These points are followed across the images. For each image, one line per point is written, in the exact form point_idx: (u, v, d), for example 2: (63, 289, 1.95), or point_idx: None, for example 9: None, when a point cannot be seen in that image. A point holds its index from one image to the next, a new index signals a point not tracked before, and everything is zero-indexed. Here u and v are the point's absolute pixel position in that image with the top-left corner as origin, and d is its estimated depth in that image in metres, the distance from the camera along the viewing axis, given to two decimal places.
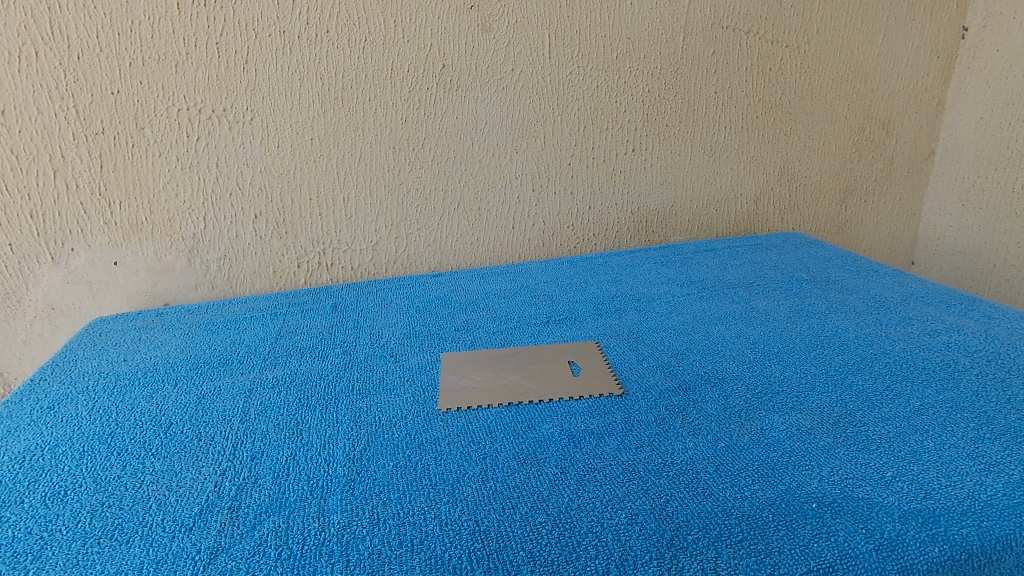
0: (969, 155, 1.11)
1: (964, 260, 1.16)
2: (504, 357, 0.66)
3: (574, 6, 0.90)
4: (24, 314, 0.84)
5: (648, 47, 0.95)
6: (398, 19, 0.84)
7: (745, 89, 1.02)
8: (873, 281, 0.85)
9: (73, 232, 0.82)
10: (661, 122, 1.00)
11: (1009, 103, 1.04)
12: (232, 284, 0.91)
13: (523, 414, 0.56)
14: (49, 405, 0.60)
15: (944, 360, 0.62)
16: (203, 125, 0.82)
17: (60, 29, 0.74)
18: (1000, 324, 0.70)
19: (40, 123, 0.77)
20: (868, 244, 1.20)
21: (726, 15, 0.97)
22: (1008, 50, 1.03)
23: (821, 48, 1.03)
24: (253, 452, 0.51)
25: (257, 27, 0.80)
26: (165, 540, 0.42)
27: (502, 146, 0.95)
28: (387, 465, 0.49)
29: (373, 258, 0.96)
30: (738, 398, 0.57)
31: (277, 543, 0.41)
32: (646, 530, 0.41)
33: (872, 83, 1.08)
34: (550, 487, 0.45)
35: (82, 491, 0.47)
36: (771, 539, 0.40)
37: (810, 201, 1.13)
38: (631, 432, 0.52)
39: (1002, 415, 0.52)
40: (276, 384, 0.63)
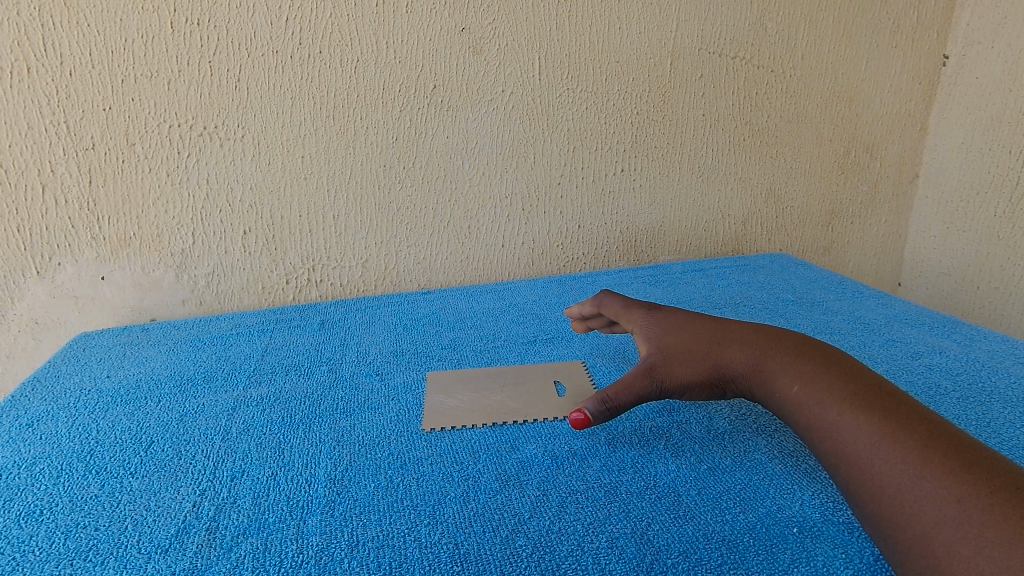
0: (952, 179, 1.13)
1: (950, 282, 1.17)
2: (490, 377, 0.66)
3: (564, 30, 0.91)
4: (8, 329, 0.84)
5: (637, 70, 0.97)
6: (390, 41, 0.85)
7: (732, 112, 1.04)
8: (858, 303, 0.86)
9: (60, 247, 0.82)
10: (650, 143, 1.01)
11: (990, 129, 1.07)
12: (220, 300, 0.91)
13: (507, 434, 0.56)
14: (28, 422, 0.60)
15: (926, 383, 0.63)
16: (194, 142, 0.83)
17: (53, 46, 0.75)
18: (981, 347, 0.71)
19: (31, 138, 0.77)
20: (854, 266, 1.22)
21: (713, 41, 0.99)
22: (988, 78, 1.06)
23: (805, 73, 1.05)
24: (233, 471, 0.51)
25: (250, 47, 0.81)
26: (139, 561, 0.41)
27: (492, 166, 0.95)
28: (369, 486, 0.48)
29: (363, 275, 0.96)
30: (721, 419, 0.57)
31: (253, 566, 0.40)
32: (627, 554, 0.41)
33: (856, 108, 1.10)
34: (532, 509, 0.45)
35: (58, 510, 0.47)
36: (751, 564, 0.40)
37: (797, 222, 1.15)
38: (615, 454, 0.52)
39: (982, 438, 0.53)
40: (260, 402, 0.62)
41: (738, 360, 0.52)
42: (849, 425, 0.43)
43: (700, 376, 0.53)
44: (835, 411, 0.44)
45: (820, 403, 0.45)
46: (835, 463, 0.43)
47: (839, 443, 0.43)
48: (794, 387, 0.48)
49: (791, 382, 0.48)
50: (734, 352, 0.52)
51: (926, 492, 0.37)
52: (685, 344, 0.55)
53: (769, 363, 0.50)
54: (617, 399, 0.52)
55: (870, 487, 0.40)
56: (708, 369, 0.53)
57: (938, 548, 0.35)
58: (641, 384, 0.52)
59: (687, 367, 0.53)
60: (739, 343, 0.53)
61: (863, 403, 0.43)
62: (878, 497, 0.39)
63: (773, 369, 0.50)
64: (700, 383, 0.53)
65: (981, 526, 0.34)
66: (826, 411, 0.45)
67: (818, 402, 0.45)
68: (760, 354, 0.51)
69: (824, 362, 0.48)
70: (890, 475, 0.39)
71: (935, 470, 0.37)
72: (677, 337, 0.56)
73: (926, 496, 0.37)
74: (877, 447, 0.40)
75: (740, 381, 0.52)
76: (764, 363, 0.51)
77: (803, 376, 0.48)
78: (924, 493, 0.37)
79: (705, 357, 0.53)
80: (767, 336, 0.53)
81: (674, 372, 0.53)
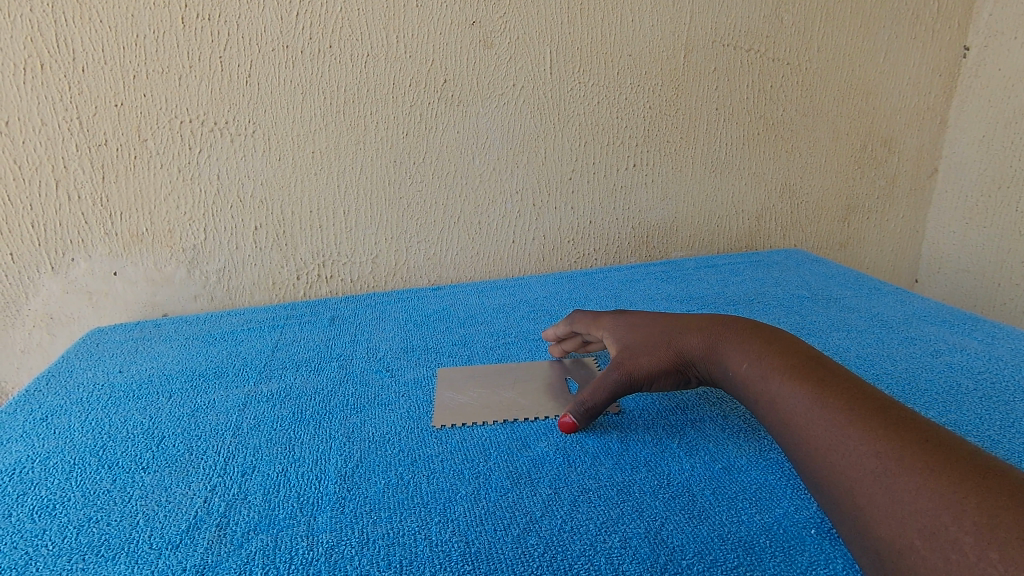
0: (972, 173, 1.11)
1: (969, 279, 1.15)
2: (500, 374, 0.66)
3: (576, 23, 0.90)
4: (23, 323, 0.84)
5: (650, 64, 0.95)
6: (401, 35, 0.85)
7: (747, 106, 1.02)
8: (875, 299, 0.84)
9: (74, 242, 0.83)
10: (663, 138, 1.00)
11: (1012, 122, 1.04)
12: (231, 295, 0.91)
13: (518, 431, 0.55)
14: (42, 417, 0.60)
15: (947, 381, 0.61)
16: (205, 138, 0.83)
17: (66, 42, 0.75)
18: (1003, 345, 0.70)
19: (44, 134, 0.77)
20: (870, 262, 1.20)
21: (727, 33, 0.97)
22: (1010, 70, 1.03)
23: (822, 66, 1.03)
24: (244, 467, 0.51)
25: (261, 42, 0.80)
26: (151, 557, 0.41)
27: (503, 161, 0.95)
28: (379, 483, 0.48)
29: (373, 271, 0.96)
30: (736, 418, 0.56)
31: (264, 563, 0.40)
32: (640, 555, 0.40)
33: (874, 101, 1.08)
34: (543, 508, 0.45)
35: (70, 505, 0.47)
36: (768, 566, 0.39)
37: (812, 218, 1.13)
38: (627, 452, 0.51)
39: (1005, 439, 0.51)
40: (270, 397, 0.62)
41: (697, 346, 0.53)
42: (797, 402, 0.43)
43: (665, 364, 0.54)
44: (784, 388, 0.45)
45: (770, 381, 0.46)
46: (788, 440, 0.43)
47: (790, 421, 0.43)
48: (744, 365, 0.49)
49: (744, 362, 0.49)
50: (691, 337, 0.53)
51: (871, 464, 0.37)
52: (646, 334, 0.56)
53: (724, 345, 0.51)
54: (593, 397, 0.53)
55: (820, 463, 0.40)
56: (670, 357, 0.54)
57: (890, 519, 0.35)
58: (612, 378, 0.53)
59: (651, 357, 0.54)
60: (696, 328, 0.54)
61: (809, 379, 0.44)
62: (831, 471, 0.39)
63: (727, 350, 0.51)
64: (665, 370, 0.54)
65: (928, 491, 0.34)
66: (777, 390, 0.45)
67: (768, 380, 0.46)
68: (716, 336, 0.52)
69: (774, 342, 0.49)
70: (835, 448, 0.39)
71: (880, 440, 0.38)
72: (639, 330, 0.57)
73: (873, 469, 0.37)
74: (825, 421, 0.41)
75: (700, 365, 0.53)
76: (718, 346, 0.51)
77: (755, 355, 0.48)
78: (871, 466, 0.37)
79: (665, 344, 0.54)
80: (723, 324, 0.53)
81: (640, 362, 0.54)
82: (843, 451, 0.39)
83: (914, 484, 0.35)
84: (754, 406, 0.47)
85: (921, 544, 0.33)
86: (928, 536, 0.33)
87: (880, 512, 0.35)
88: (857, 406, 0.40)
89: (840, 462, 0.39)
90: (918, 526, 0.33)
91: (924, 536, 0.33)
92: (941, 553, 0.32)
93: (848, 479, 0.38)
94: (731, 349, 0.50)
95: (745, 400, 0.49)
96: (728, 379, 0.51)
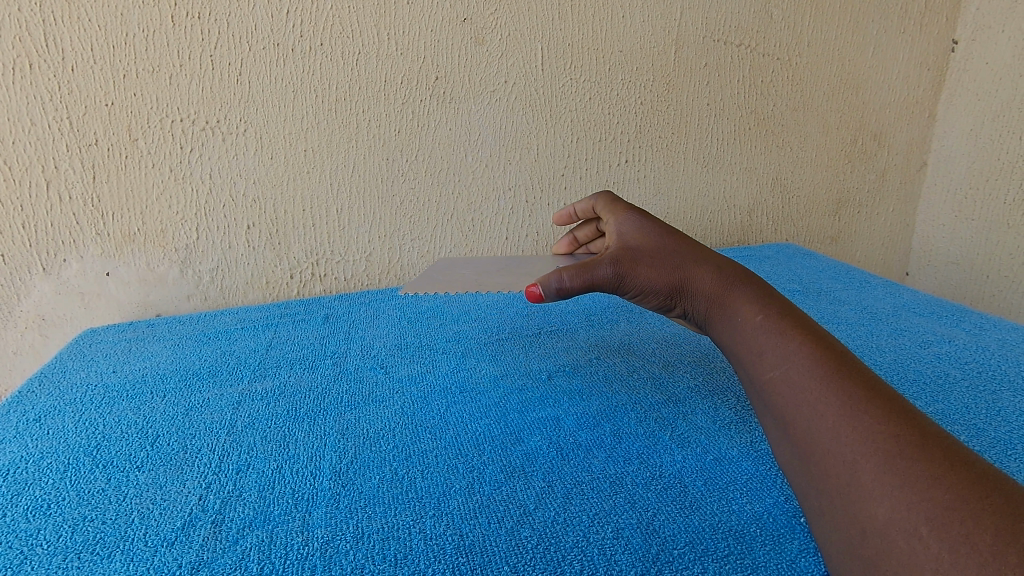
0: (961, 167, 1.12)
1: (958, 271, 1.17)
2: (492, 276, 0.64)
3: (567, 19, 0.91)
4: (15, 325, 0.84)
5: (641, 59, 0.96)
6: (392, 32, 0.85)
7: (738, 101, 1.03)
8: (865, 292, 0.85)
9: (66, 243, 0.82)
10: (655, 134, 1.01)
11: (1000, 115, 1.06)
12: (224, 294, 0.91)
13: (512, 426, 0.55)
14: (35, 417, 0.60)
15: (936, 372, 0.62)
16: (196, 137, 0.83)
17: (55, 42, 0.74)
18: (991, 335, 0.70)
19: (34, 134, 0.77)
20: (861, 255, 1.21)
21: (718, 28, 0.97)
22: (998, 63, 1.05)
23: (812, 61, 1.04)
24: (239, 465, 0.51)
25: (251, 40, 0.80)
26: (146, 554, 0.41)
27: (496, 158, 0.95)
28: (373, 478, 0.48)
29: (366, 270, 0.96)
30: (727, 410, 0.57)
31: (259, 558, 0.40)
32: (632, 545, 0.40)
33: (863, 95, 1.09)
34: (537, 500, 0.45)
35: (65, 504, 0.47)
36: (758, 554, 0.40)
37: (804, 212, 1.14)
38: (620, 445, 0.52)
39: (992, 427, 0.52)
40: (264, 396, 0.62)
41: (705, 283, 0.49)
42: (809, 366, 0.40)
43: (660, 284, 0.50)
44: (798, 349, 0.41)
45: (782, 341, 0.42)
46: (781, 398, 0.41)
47: (794, 379, 0.40)
48: (759, 318, 0.45)
49: (758, 314, 0.45)
50: (706, 274, 0.49)
51: (886, 444, 0.35)
52: (658, 247, 0.52)
53: (737, 293, 0.47)
54: (575, 283, 0.50)
55: (821, 430, 0.37)
56: (669, 282, 0.50)
57: (894, 501, 0.33)
58: (603, 274, 0.50)
59: (650, 272, 0.50)
60: (715, 266, 0.49)
61: (824, 348, 0.41)
62: (832, 442, 0.37)
63: (738, 300, 0.47)
64: (656, 290, 0.50)
65: (945, 485, 0.32)
66: (789, 349, 0.42)
67: (781, 338, 0.43)
68: (734, 281, 0.48)
69: (793, 308, 0.45)
70: (846, 421, 0.37)
71: (897, 424, 0.35)
72: (652, 239, 0.53)
73: (887, 449, 0.34)
74: (838, 391, 0.38)
75: (697, 302, 0.49)
76: (731, 293, 0.48)
77: (774, 313, 0.45)
78: (885, 445, 0.35)
79: (673, 267, 0.50)
80: (744, 274, 0.49)
81: (638, 271, 0.51)
82: (853, 424, 0.36)
83: (929, 474, 0.32)
84: (749, 357, 0.44)
85: (926, 533, 0.31)
86: (936, 526, 0.31)
87: (883, 493, 0.33)
88: (874, 387, 0.38)
89: (847, 433, 0.36)
90: (927, 514, 0.31)
91: (932, 524, 0.31)
92: (949, 544, 0.30)
93: (853, 452, 0.35)
94: (743, 299, 0.47)
95: (738, 348, 0.46)
96: (724, 325, 0.47)
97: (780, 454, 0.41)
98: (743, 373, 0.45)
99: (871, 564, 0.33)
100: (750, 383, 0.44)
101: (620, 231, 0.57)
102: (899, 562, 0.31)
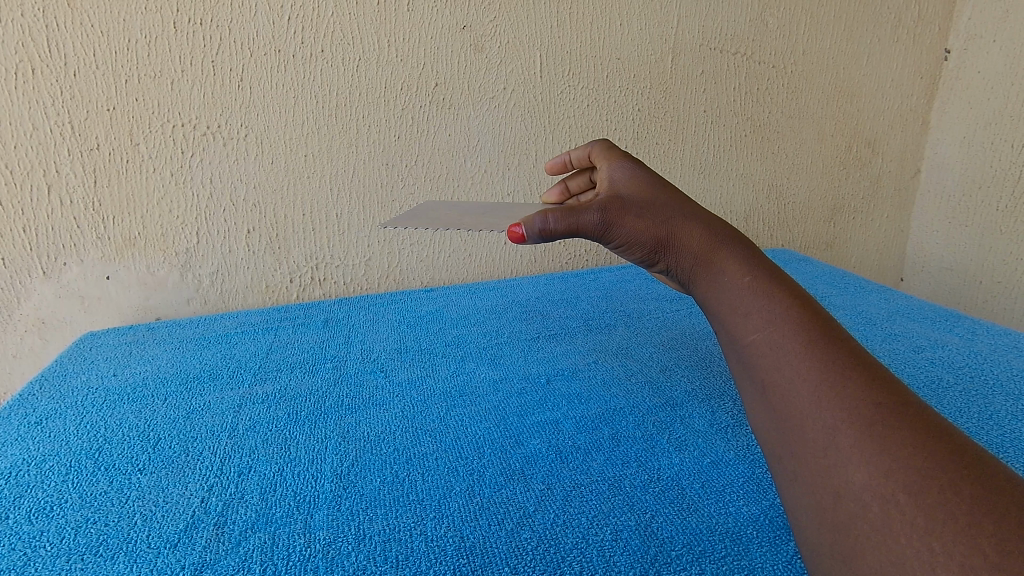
0: (954, 174, 1.13)
1: (952, 277, 1.18)
2: (476, 219, 0.64)
3: (565, 27, 0.92)
4: (15, 328, 0.84)
5: (638, 67, 0.97)
6: (392, 39, 0.85)
7: (734, 108, 1.04)
8: (860, 297, 0.86)
9: (66, 247, 0.83)
10: (653, 140, 1.02)
11: (992, 123, 1.07)
12: (224, 298, 0.92)
13: (512, 429, 0.56)
14: (36, 420, 0.60)
15: (929, 376, 0.63)
16: (198, 142, 0.83)
17: (58, 47, 0.75)
18: (983, 341, 0.71)
19: (36, 138, 0.77)
20: (856, 261, 1.22)
21: (714, 36, 0.99)
22: (990, 72, 1.06)
23: (807, 69, 1.05)
24: (241, 467, 0.51)
25: (253, 47, 0.81)
26: (149, 556, 0.41)
27: (494, 163, 0.96)
28: (375, 481, 0.49)
29: (366, 274, 0.96)
30: (724, 413, 0.57)
31: (261, 560, 0.41)
32: (631, 546, 0.41)
33: (858, 102, 1.10)
34: (536, 503, 0.45)
35: (68, 506, 0.47)
36: (755, 556, 0.40)
37: (799, 218, 1.15)
38: (618, 448, 0.52)
39: (985, 431, 0.53)
40: (265, 399, 0.63)
41: (694, 238, 0.46)
42: (794, 330, 0.38)
43: (645, 237, 0.48)
44: (784, 311, 0.39)
45: (767, 302, 0.40)
46: (760, 360, 0.38)
47: (776, 340, 0.38)
48: (746, 279, 0.42)
49: (745, 274, 0.42)
50: (696, 231, 0.47)
51: (869, 411, 0.33)
52: (648, 199, 0.49)
53: (725, 252, 0.45)
54: (559, 225, 0.47)
55: (800, 394, 0.35)
56: (656, 234, 0.47)
57: (872, 466, 0.31)
58: (588, 218, 0.48)
59: (638, 223, 0.48)
60: (705, 223, 0.47)
61: (810, 314, 0.39)
62: (812, 405, 0.34)
63: (726, 259, 0.44)
64: (641, 242, 0.48)
65: (925, 454, 0.30)
66: (774, 310, 0.39)
67: (766, 300, 0.40)
68: (723, 240, 0.46)
69: (781, 272, 0.43)
70: (828, 386, 0.34)
71: (881, 393, 0.33)
72: (644, 192, 0.50)
73: (870, 417, 0.32)
74: (822, 357, 0.36)
75: (682, 258, 0.47)
76: (718, 251, 0.45)
77: (761, 274, 0.42)
78: (868, 412, 0.33)
79: (663, 221, 0.48)
80: (734, 234, 0.46)
81: (625, 221, 0.48)
82: (836, 390, 0.34)
83: (911, 443, 0.31)
84: (729, 316, 0.42)
85: (903, 499, 0.29)
86: (913, 492, 0.29)
87: (861, 458, 0.31)
88: (856, 356, 0.36)
89: (829, 399, 0.34)
90: (905, 480, 0.30)
91: (910, 491, 0.29)
92: (925, 510, 0.28)
93: (834, 416, 0.33)
94: (730, 259, 0.44)
95: (719, 308, 0.43)
96: (707, 284, 0.45)
97: (750, 418, 0.39)
98: (723, 333, 0.42)
99: (840, 529, 0.31)
100: (728, 343, 0.42)
101: (611, 181, 0.55)
102: (872, 528, 0.30)
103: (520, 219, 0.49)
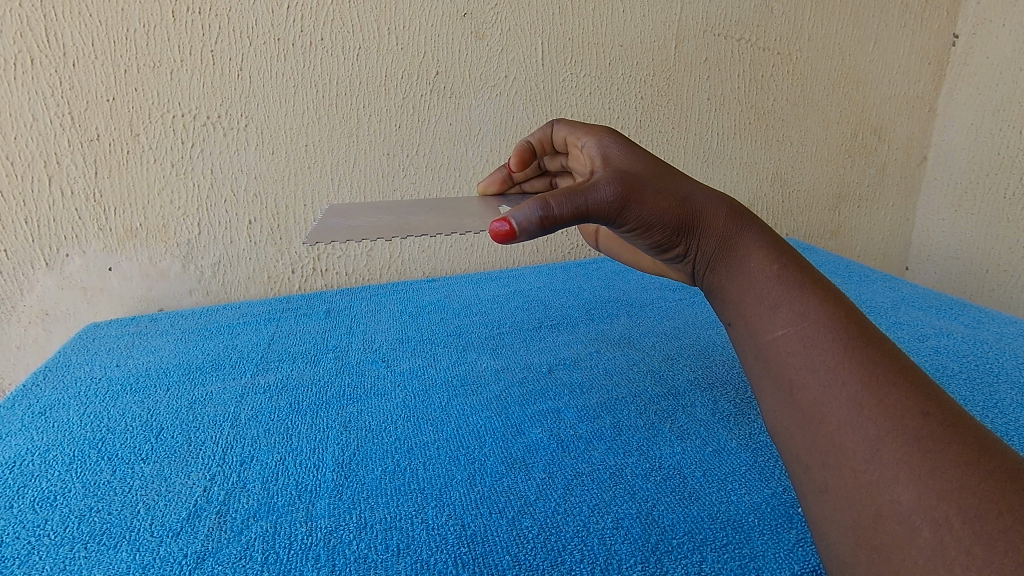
0: (960, 161, 1.12)
1: (958, 265, 1.18)
2: (416, 210, 0.62)
3: (567, 14, 0.90)
4: (18, 320, 0.84)
5: (642, 54, 0.96)
6: (392, 27, 0.85)
7: (738, 96, 1.03)
8: (865, 287, 0.86)
9: (68, 239, 0.83)
10: (655, 128, 1.01)
11: (1000, 109, 1.06)
12: (226, 289, 0.92)
13: (513, 418, 0.56)
14: (40, 411, 0.60)
15: (934, 364, 0.63)
16: (197, 132, 0.83)
17: (56, 37, 0.74)
18: (988, 329, 0.71)
19: (35, 130, 0.77)
20: (861, 250, 1.21)
21: (719, 22, 0.97)
22: (999, 57, 1.05)
23: (813, 54, 1.04)
24: (243, 457, 0.51)
25: (252, 35, 0.80)
26: (152, 545, 0.42)
27: (496, 152, 0.95)
28: (376, 470, 0.49)
29: (367, 264, 0.96)
30: (727, 402, 0.57)
31: (263, 548, 0.41)
32: (632, 535, 0.41)
33: (864, 89, 1.09)
34: (538, 492, 0.45)
35: (71, 495, 0.47)
36: (755, 544, 0.40)
37: (803, 207, 1.14)
38: (620, 437, 0.52)
39: (989, 419, 0.52)
40: (267, 390, 0.63)
41: (718, 219, 0.44)
42: (828, 329, 0.38)
43: (667, 216, 0.44)
44: (821, 312, 0.38)
45: (797, 296, 0.40)
46: (790, 359, 0.38)
47: (813, 343, 0.38)
48: (774, 268, 0.42)
49: (774, 266, 0.42)
50: (719, 210, 0.45)
51: (916, 423, 0.32)
52: (658, 172, 0.46)
53: (750, 240, 0.44)
54: (564, 211, 0.41)
55: (841, 402, 0.35)
56: (678, 214, 0.44)
57: (922, 486, 0.30)
58: (597, 199, 0.42)
59: (658, 202, 0.44)
60: (726, 204, 0.45)
61: (842, 311, 0.39)
62: (851, 412, 0.34)
63: (751, 245, 0.44)
64: (660, 224, 0.44)
65: (982, 474, 0.30)
66: (807, 308, 0.39)
67: (797, 294, 0.40)
68: (747, 225, 0.45)
69: (807, 264, 0.43)
70: (871, 393, 0.34)
71: (922, 400, 0.33)
72: (650, 165, 0.47)
73: (917, 429, 0.32)
74: (861, 360, 0.36)
75: (705, 242, 0.45)
76: (742, 234, 0.44)
77: (792, 269, 0.42)
78: (915, 423, 0.32)
79: (682, 197, 0.45)
80: (754, 219, 0.46)
81: (642, 201, 0.43)
82: (878, 397, 0.34)
83: (963, 461, 0.30)
84: (755, 310, 0.42)
85: (960, 527, 0.29)
86: (970, 517, 0.29)
87: (909, 477, 0.31)
88: (895, 358, 0.36)
89: (871, 407, 0.34)
90: (960, 503, 0.29)
91: (965, 516, 0.29)
92: (984, 539, 0.28)
93: (878, 426, 0.33)
94: (756, 249, 0.43)
95: (743, 299, 0.43)
96: (729, 271, 0.44)
97: (772, 419, 0.39)
98: (749, 329, 0.42)
99: (880, 550, 0.31)
100: (749, 338, 0.42)
101: (603, 154, 0.50)
102: (921, 554, 0.29)
103: (511, 211, 0.41)
